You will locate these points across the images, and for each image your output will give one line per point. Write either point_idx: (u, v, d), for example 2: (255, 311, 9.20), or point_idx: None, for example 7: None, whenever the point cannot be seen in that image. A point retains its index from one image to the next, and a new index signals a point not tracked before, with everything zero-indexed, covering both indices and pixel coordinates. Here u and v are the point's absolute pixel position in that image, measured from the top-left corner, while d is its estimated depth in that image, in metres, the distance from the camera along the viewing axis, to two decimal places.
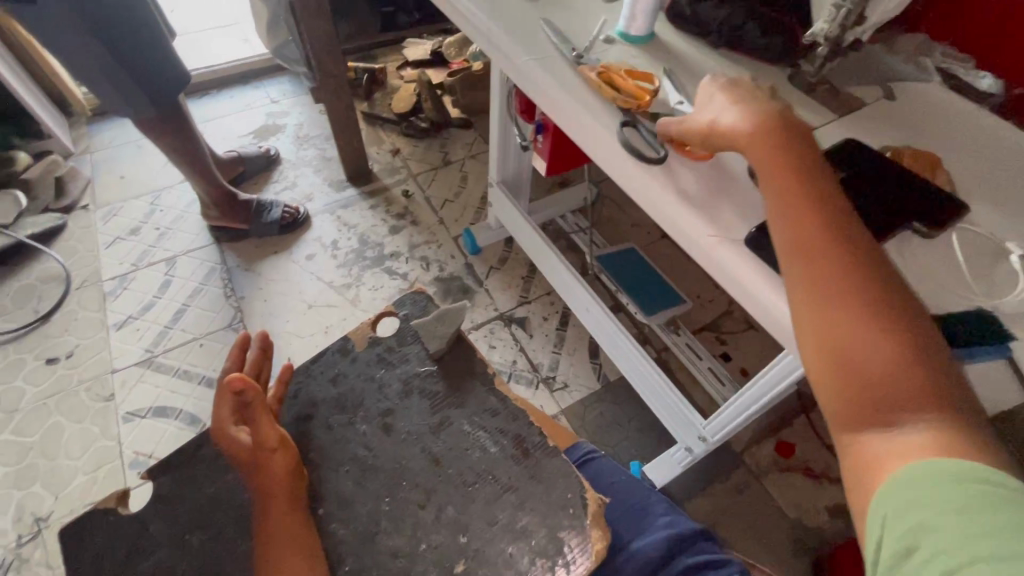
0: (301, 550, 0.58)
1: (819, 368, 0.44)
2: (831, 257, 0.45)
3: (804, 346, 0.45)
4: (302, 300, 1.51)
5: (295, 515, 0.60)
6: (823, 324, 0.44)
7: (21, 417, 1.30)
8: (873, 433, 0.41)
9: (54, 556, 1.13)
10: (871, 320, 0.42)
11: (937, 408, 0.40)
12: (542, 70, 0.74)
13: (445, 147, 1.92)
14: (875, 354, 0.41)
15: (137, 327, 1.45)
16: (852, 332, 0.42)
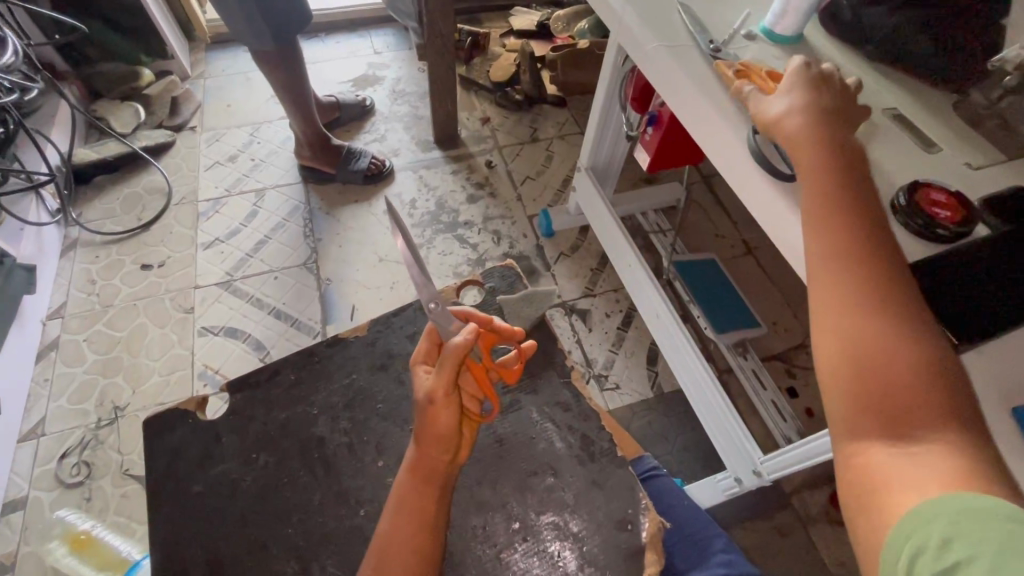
0: (420, 525, 0.52)
1: (839, 368, 0.46)
2: (866, 276, 0.47)
3: (826, 349, 0.48)
4: (374, 252, 1.55)
5: (436, 490, 0.53)
6: (844, 329, 0.47)
7: (114, 312, 1.42)
8: (884, 444, 0.43)
9: (126, 442, 1.23)
10: (894, 332, 0.45)
11: (954, 421, 0.42)
12: (675, 61, 0.70)
13: (535, 123, 1.88)
14: (899, 361, 0.44)
15: (222, 249, 1.54)
16: (877, 342, 0.45)
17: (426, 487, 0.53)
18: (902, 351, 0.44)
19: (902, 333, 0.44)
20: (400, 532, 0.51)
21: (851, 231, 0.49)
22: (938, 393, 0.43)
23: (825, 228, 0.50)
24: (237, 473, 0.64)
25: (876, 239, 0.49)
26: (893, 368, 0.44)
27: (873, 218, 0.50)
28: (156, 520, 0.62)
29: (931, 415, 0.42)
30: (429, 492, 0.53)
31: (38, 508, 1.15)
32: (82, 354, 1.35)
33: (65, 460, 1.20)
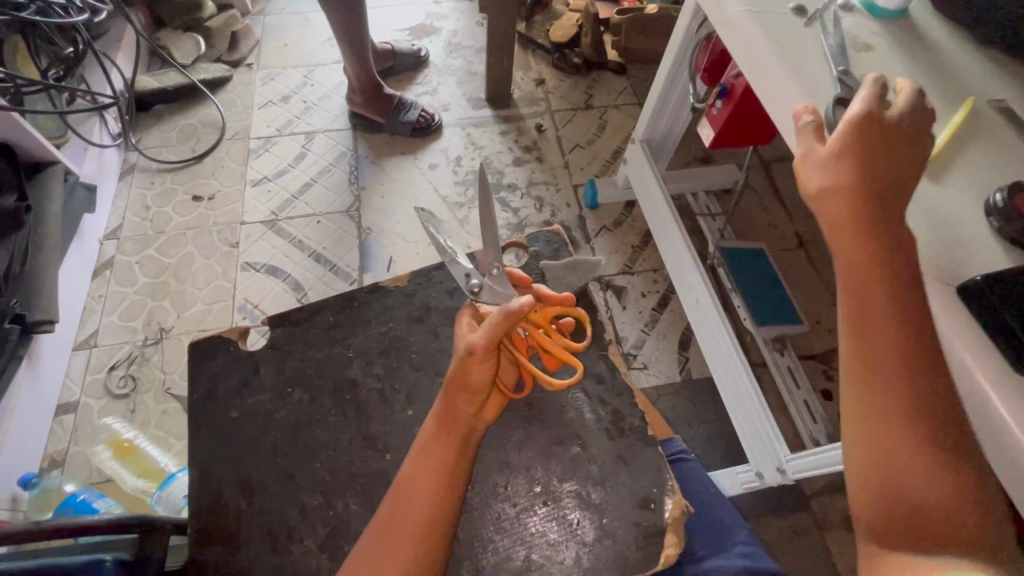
0: (434, 470, 0.53)
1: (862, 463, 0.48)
2: (891, 392, 0.46)
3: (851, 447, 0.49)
4: (415, 206, 1.55)
5: (456, 441, 0.54)
6: (866, 414, 0.47)
7: (165, 238, 1.47)
8: (905, 553, 0.45)
9: (168, 363, 1.30)
10: (911, 436, 0.46)
11: (961, 534, 0.44)
12: (764, 34, 0.66)
13: (591, 89, 1.81)
14: (916, 475, 0.45)
15: (269, 188, 1.57)
16: (894, 442, 0.46)
17: (449, 437, 0.54)
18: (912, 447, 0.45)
19: (916, 430, 0.46)
20: (419, 473, 0.53)
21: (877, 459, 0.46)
22: (939, 490, 0.44)
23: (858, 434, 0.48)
24: (273, 404, 0.67)
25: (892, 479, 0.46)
26: (900, 473, 0.46)
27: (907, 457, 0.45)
28: (197, 437, 0.65)
29: (941, 514, 0.44)
30: (449, 441, 0.54)
31: (87, 413, 1.23)
32: (133, 276, 1.41)
33: (113, 372, 1.28)
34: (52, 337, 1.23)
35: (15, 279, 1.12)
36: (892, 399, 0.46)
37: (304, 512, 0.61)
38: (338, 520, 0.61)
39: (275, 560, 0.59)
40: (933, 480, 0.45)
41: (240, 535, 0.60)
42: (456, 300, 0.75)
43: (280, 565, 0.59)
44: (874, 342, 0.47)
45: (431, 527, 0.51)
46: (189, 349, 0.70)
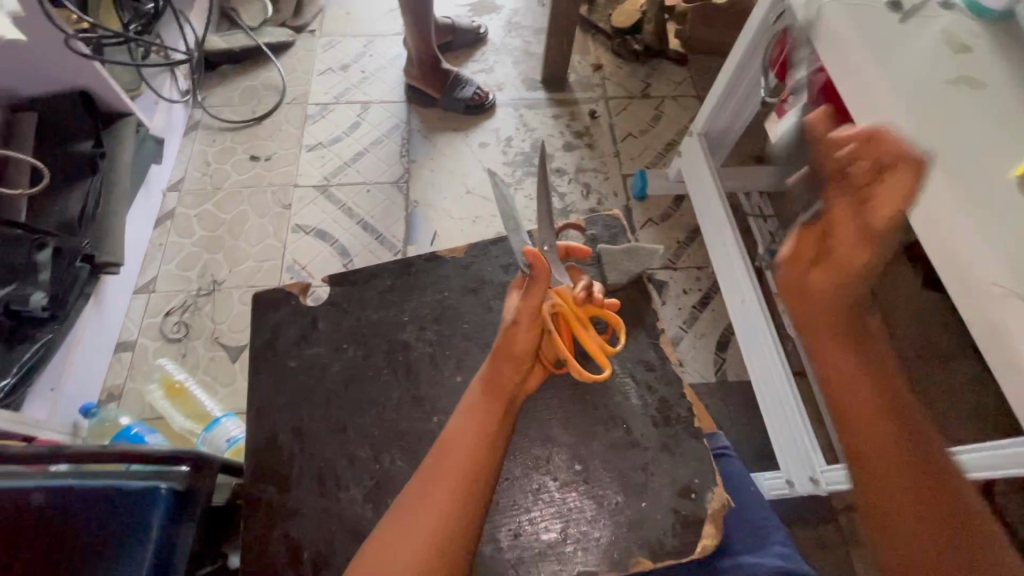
0: (478, 428, 0.55)
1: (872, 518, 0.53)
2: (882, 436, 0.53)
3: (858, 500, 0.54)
4: (463, 183, 1.56)
5: (499, 404, 0.56)
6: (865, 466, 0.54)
7: (223, 194, 1.53)
8: None
9: (218, 313, 1.36)
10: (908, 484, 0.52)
11: None
12: (859, 38, 0.68)
13: (649, 78, 1.77)
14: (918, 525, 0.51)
15: (323, 154, 1.60)
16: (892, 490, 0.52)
17: (494, 399, 0.56)
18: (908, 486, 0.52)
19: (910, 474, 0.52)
20: (464, 431, 0.55)
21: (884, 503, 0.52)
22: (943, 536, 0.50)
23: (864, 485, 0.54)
24: (328, 358, 0.69)
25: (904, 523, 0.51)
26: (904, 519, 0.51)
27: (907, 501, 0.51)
28: (256, 382, 0.69)
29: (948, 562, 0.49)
30: (495, 403, 0.56)
31: (143, 353, 1.30)
32: (192, 228, 1.48)
33: (168, 317, 1.35)
34: (116, 278, 1.30)
35: (88, 221, 1.19)
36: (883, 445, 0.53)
37: (351, 463, 0.64)
38: (383, 474, 0.63)
39: (322, 504, 0.62)
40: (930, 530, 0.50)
41: (291, 477, 0.63)
42: (509, 276, 0.76)
43: (326, 509, 0.62)
44: (857, 395, 0.55)
45: (472, 485, 0.52)
46: (254, 299, 0.73)
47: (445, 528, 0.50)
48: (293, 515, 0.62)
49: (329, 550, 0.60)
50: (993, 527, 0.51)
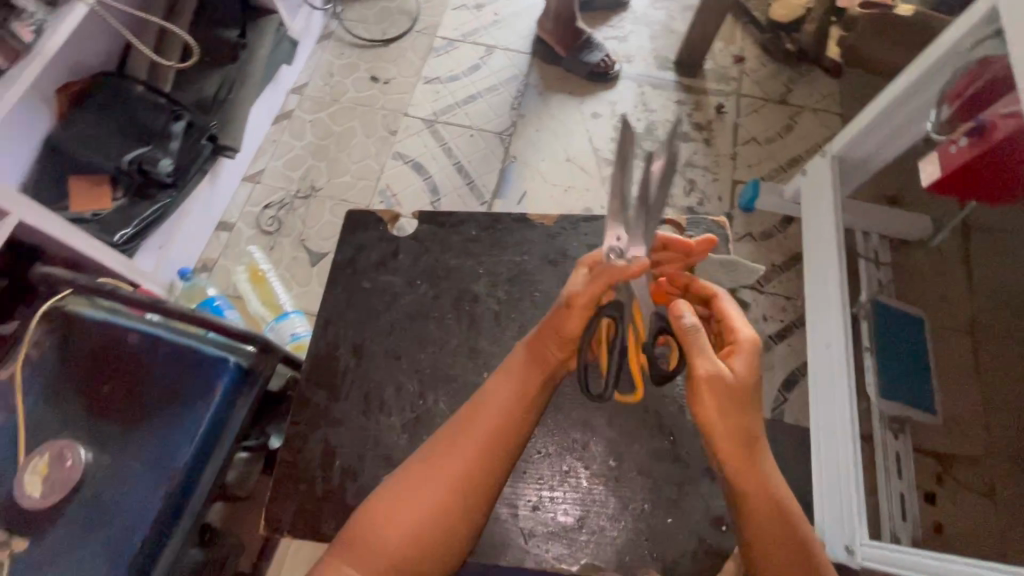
0: (511, 391, 0.56)
1: None
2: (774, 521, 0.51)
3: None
4: (565, 150, 1.52)
5: (538, 375, 0.57)
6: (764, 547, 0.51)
7: (338, 107, 1.59)
8: None
9: (309, 218, 1.44)
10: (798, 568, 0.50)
11: None
12: None
13: (792, 83, 1.62)
14: None
15: (438, 90, 1.62)
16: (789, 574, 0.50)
17: (536, 369, 0.57)
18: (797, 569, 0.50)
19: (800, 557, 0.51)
20: (498, 390, 0.56)
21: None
22: None
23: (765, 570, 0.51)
24: (400, 288, 0.72)
25: None
26: None
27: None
28: (332, 292, 0.73)
29: None
30: (535, 373, 0.57)
31: (238, 237, 1.41)
32: (304, 133, 1.55)
33: (266, 210, 1.44)
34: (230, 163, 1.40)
35: (220, 103, 1.27)
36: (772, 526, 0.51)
37: (398, 392, 0.67)
38: (424, 411, 0.66)
39: (363, 421, 0.66)
40: None
41: (341, 388, 0.67)
42: None
43: (366, 427, 0.65)
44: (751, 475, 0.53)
45: (494, 441, 0.53)
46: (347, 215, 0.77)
47: (464, 472, 0.52)
48: (334, 424, 0.66)
49: (359, 466, 0.64)
50: None
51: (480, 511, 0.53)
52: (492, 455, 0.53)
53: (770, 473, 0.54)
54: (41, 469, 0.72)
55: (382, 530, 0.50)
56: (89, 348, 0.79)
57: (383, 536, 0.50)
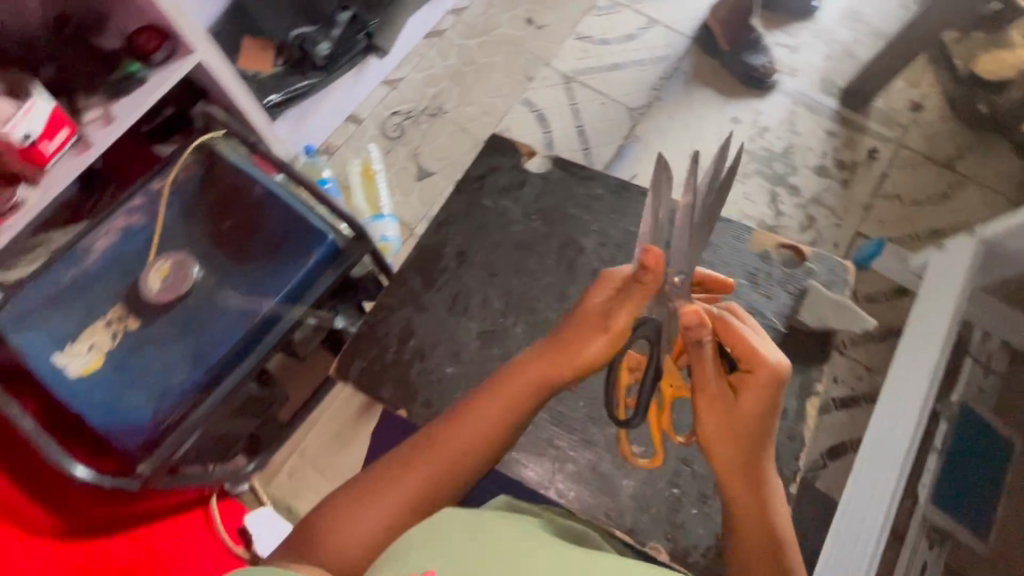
0: (519, 387, 0.59)
1: None
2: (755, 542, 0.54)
3: None
4: (691, 146, 1.47)
5: (553, 380, 0.59)
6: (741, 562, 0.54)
7: (487, 38, 1.60)
8: None
9: (427, 136, 1.49)
10: None
11: None
12: None
13: (967, 149, 1.44)
14: None
15: (586, 48, 1.59)
16: None
17: (550, 374, 0.59)
18: None
19: None
20: (508, 381, 0.59)
21: None
22: None
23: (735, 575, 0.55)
24: (515, 218, 0.77)
25: None
26: None
27: None
28: (454, 200, 0.79)
29: None
30: (549, 376, 0.59)
31: (361, 132, 1.49)
32: (449, 54, 1.59)
33: (393, 117, 1.51)
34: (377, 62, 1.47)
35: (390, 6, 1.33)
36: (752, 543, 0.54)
37: (469, 311, 0.73)
38: (501, 326, 0.73)
39: (446, 317, 0.73)
40: None
41: (437, 281, 0.75)
42: None
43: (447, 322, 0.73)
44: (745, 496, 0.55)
45: (467, 446, 0.58)
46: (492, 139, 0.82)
47: (439, 469, 0.57)
48: (420, 307, 0.73)
49: (415, 362, 0.72)
50: None
51: (475, 475, 0.59)
52: (464, 459, 0.58)
53: (771, 486, 0.56)
54: (161, 272, 0.85)
55: (362, 516, 0.54)
56: (225, 185, 0.91)
57: (364, 520, 0.54)
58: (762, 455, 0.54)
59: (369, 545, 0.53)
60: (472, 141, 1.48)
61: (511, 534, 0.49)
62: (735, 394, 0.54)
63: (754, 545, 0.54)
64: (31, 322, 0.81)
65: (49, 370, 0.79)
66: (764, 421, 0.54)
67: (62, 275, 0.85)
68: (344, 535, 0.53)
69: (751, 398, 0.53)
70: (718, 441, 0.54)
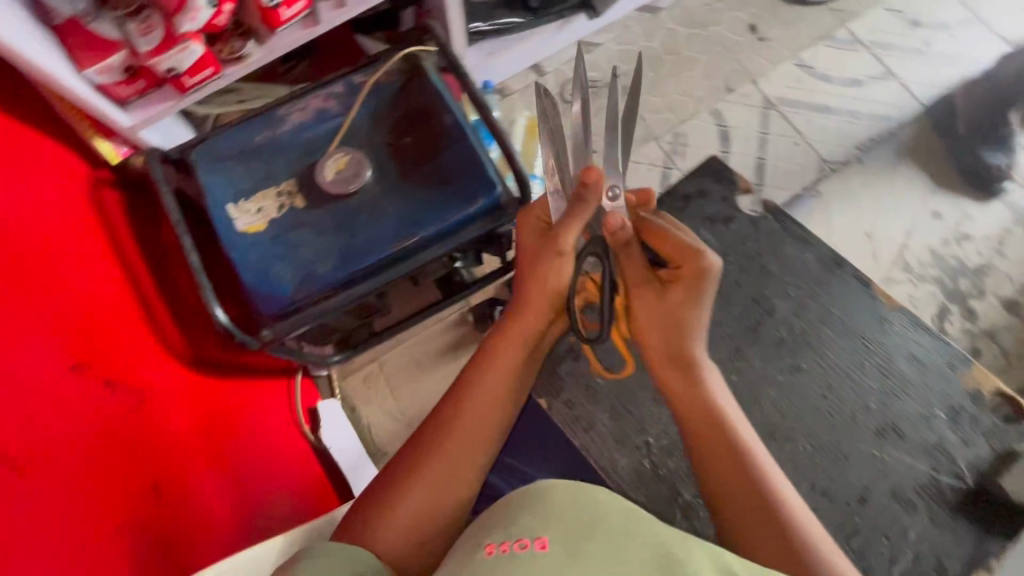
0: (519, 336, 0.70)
1: (726, 494, 0.60)
2: (729, 422, 0.63)
3: (714, 473, 0.62)
4: (874, 225, 1.32)
5: (519, 314, 0.71)
6: (718, 445, 0.62)
7: (700, 32, 1.47)
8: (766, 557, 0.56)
9: (601, 111, 1.41)
10: (747, 458, 0.61)
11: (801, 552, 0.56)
12: None
13: None
14: (754, 495, 0.59)
15: (802, 79, 1.43)
16: (741, 466, 0.60)
17: (518, 315, 0.71)
18: (754, 467, 0.61)
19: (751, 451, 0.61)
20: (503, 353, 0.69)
21: (742, 467, 0.60)
22: (774, 507, 0.58)
23: (726, 464, 0.61)
24: None
25: (745, 484, 0.59)
26: (744, 491, 0.59)
27: (749, 463, 0.61)
28: None
29: (770, 519, 0.57)
30: (515, 325, 0.70)
31: (538, 86, 1.44)
32: (654, 35, 1.47)
33: (574, 80, 1.44)
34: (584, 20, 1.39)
35: None
36: (725, 417, 0.63)
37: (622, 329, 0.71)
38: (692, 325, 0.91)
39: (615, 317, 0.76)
40: (759, 494, 0.59)
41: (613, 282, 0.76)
42: None
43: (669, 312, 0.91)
44: (710, 390, 0.65)
45: (474, 416, 0.66)
46: None
47: (456, 447, 0.65)
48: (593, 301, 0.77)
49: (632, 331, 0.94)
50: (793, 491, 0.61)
51: (470, 392, 0.68)
52: (480, 429, 0.66)
53: (723, 382, 0.66)
54: (337, 164, 0.88)
55: (404, 499, 0.62)
56: (418, 102, 0.92)
57: (405, 503, 0.62)
58: (678, 301, 0.64)
59: (426, 516, 0.62)
60: (644, 134, 1.39)
61: (601, 492, 0.56)
62: (665, 278, 0.66)
63: (722, 412, 0.63)
64: (222, 168, 0.89)
65: (223, 219, 0.86)
66: (691, 306, 0.64)
67: (257, 134, 0.91)
68: (399, 518, 0.61)
69: (672, 297, 0.64)
70: (656, 340, 0.66)
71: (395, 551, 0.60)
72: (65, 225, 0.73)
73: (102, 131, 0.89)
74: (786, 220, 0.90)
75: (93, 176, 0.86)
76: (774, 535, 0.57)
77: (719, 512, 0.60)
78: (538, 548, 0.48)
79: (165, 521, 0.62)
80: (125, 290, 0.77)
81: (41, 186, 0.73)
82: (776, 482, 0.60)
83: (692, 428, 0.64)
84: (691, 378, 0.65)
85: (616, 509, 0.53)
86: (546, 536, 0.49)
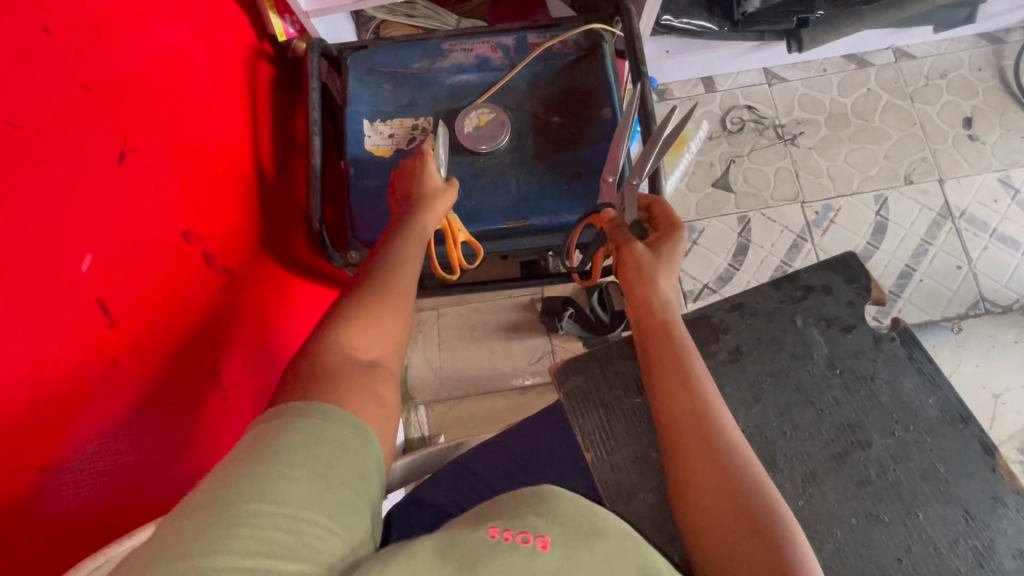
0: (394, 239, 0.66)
1: (688, 507, 0.50)
2: (692, 421, 0.53)
3: (678, 484, 0.51)
4: (1009, 388, 1.14)
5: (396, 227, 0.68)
6: (681, 451, 0.52)
7: (904, 106, 1.30)
8: None
9: (756, 151, 1.29)
10: (714, 461, 0.50)
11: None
12: None
13: None
14: (719, 498, 0.49)
15: (997, 198, 1.24)
16: (705, 469, 0.50)
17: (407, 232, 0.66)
18: (719, 471, 0.50)
19: (718, 454, 0.51)
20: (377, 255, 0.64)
21: (707, 470, 0.50)
22: (746, 515, 0.48)
23: (687, 471, 0.51)
24: (817, 363, 0.61)
25: (708, 490, 0.50)
26: (713, 500, 0.49)
27: (716, 470, 0.50)
28: (765, 291, 0.65)
29: (745, 536, 0.47)
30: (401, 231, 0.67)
31: (702, 101, 1.32)
32: (851, 91, 1.31)
33: (742, 109, 1.31)
34: (781, 48, 1.25)
35: (856, 9, 1.08)
36: (689, 415, 0.53)
37: None
38: None
39: None
40: (727, 502, 0.49)
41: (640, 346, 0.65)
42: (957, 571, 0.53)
43: None
44: (673, 385, 0.55)
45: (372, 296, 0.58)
46: (849, 267, 0.66)
47: (356, 325, 0.55)
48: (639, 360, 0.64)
49: None
50: (785, 508, 0.49)
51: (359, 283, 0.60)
52: (380, 305, 0.58)
53: (694, 367, 0.56)
54: (479, 120, 0.85)
55: (349, 368, 0.51)
56: (582, 84, 0.86)
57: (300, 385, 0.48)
58: (646, 254, 0.63)
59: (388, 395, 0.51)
60: (792, 193, 1.26)
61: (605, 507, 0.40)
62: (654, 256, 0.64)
63: (687, 413, 0.53)
64: (370, 80, 0.88)
65: (356, 132, 0.86)
66: (662, 258, 0.64)
67: (416, 60, 0.89)
68: (356, 385, 0.49)
69: (639, 249, 0.64)
70: (634, 294, 0.63)
71: (382, 424, 0.48)
72: (224, 86, 0.75)
73: (278, 8, 0.88)
74: (916, 347, 0.61)
75: (258, 47, 0.88)
76: (744, 554, 0.46)
77: (685, 531, 0.50)
78: (539, 549, 0.35)
79: (221, 367, 0.63)
80: (244, 143, 0.78)
81: (216, 43, 0.76)
82: (779, 505, 0.48)
83: (671, 426, 0.53)
84: (652, 370, 0.57)
85: (628, 537, 0.38)
86: (549, 534, 0.36)
